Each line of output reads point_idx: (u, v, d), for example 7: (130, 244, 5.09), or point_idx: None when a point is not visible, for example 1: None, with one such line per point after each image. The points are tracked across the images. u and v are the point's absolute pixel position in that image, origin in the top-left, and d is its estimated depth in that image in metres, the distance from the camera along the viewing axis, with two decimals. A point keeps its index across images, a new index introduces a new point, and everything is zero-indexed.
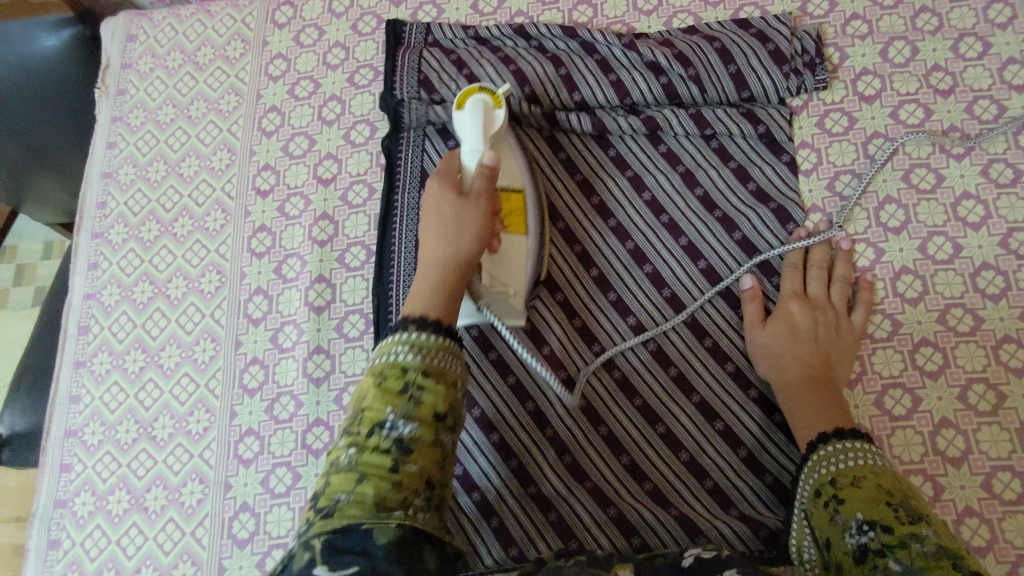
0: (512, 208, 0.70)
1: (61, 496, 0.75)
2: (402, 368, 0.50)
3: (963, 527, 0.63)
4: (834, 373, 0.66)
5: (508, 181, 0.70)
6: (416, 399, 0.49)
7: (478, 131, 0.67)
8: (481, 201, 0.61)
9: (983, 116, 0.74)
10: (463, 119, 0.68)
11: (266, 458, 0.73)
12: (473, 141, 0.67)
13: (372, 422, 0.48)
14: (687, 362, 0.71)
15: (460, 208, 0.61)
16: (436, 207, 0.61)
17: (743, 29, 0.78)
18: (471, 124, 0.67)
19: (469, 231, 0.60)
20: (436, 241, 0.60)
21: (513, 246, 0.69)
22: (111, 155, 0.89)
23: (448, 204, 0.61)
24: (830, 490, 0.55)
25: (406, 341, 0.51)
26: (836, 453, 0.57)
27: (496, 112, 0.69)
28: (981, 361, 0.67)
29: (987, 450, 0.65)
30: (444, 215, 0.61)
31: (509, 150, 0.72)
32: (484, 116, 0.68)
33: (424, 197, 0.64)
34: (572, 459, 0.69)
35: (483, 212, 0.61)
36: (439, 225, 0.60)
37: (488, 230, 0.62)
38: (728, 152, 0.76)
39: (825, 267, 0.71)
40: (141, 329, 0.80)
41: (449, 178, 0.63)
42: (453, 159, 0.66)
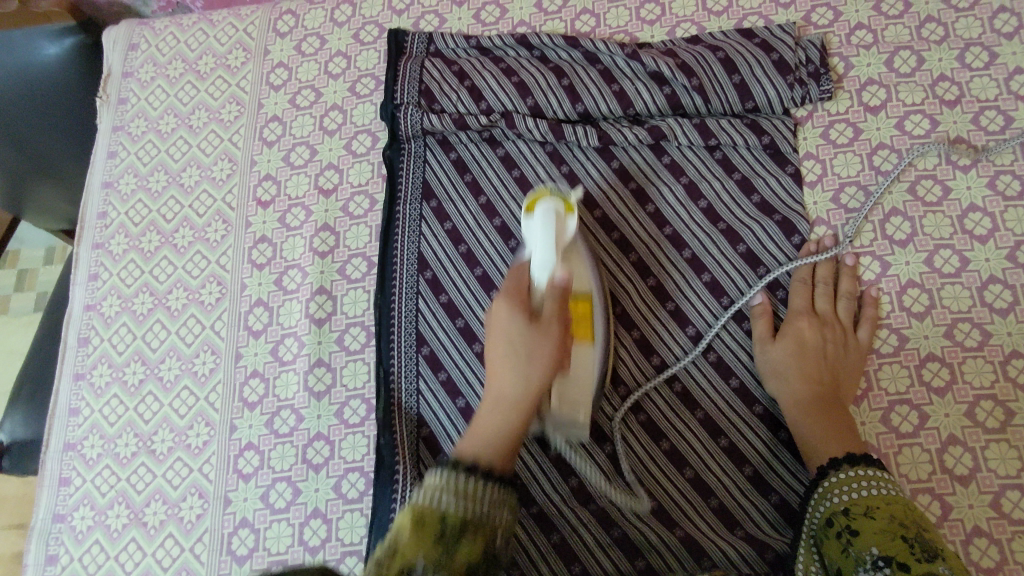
0: (582, 315, 0.63)
1: (59, 510, 0.75)
2: (443, 514, 0.46)
3: (972, 547, 0.62)
4: (841, 392, 0.66)
5: (580, 284, 0.64)
6: (450, 550, 0.45)
7: (549, 241, 0.60)
8: (555, 329, 0.57)
9: (989, 127, 0.73)
10: (532, 227, 0.62)
11: (267, 472, 0.72)
12: (545, 251, 0.60)
13: (404, 561, 0.43)
14: (691, 377, 0.70)
15: (533, 336, 0.57)
16: (506, 331, 0.57)
17: (746, 38, 0.77)
18: (543, 234, 0.61)
19: (540, 367, 0.56)
20: (506, 376, 0.56)
21: (582, 359, 0.63)
22: (112, 165, 0.88)
23: (517, 329, 0.57)
24: (842, 520, 0.54)
25: (447, 487, 0.48)
26: (849, 482, 0.56)
27: (567, 220, 0.64)
28: (988, 377, 0.66)
29: (996, 467, 0.64)
30: (514, 342, 0.57)
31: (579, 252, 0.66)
32: (556, 224, 0.62)
33: (492, 310, 0.59)
34: (577, 480, 0.68)
35: (556, 342, 0.57)
36: (508, 355, 0.57)
37: (558, 358, 0.57)
38: (732, 162, 0.75)
39: (830, 282, 0.70)
40: (141, 341, 0.80)
41: (519, 298, 0.58)
42: (523, 274, 0.61)
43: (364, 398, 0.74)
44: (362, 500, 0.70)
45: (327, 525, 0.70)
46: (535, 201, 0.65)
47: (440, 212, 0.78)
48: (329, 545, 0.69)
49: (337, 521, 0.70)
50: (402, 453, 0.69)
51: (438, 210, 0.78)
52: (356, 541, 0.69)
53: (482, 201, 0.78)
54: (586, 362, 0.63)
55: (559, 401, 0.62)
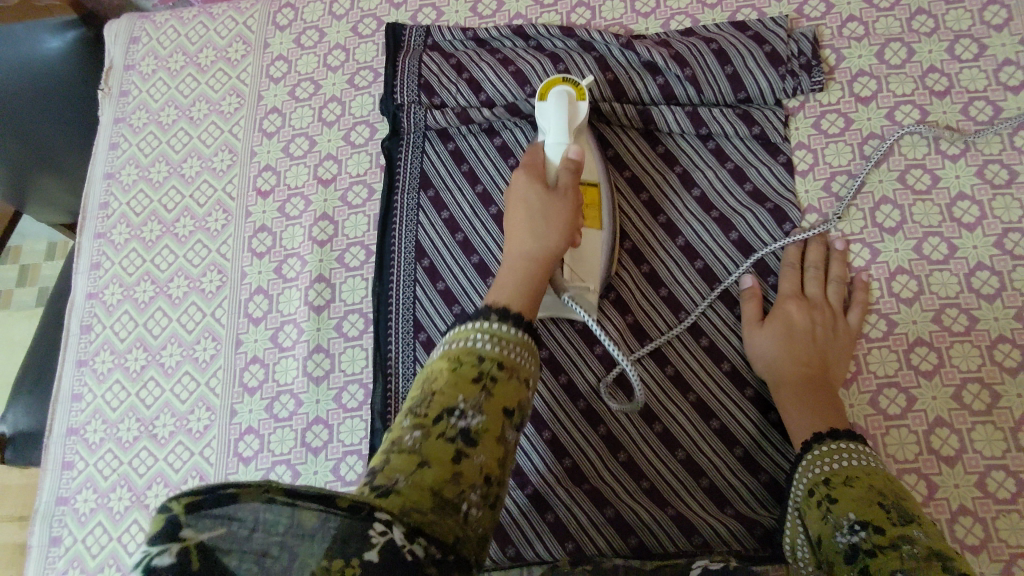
0: (589, 202, 0.69)
1: (63, 493, 0.76)
2: (477, 358, 0.46)
3: (957, 526, 0.63)
4: (829, 374, 0.67)
5: (587, 175, 0.70)
6: (488, 391, 0.45)
7: (563, 120, 0.66)
8: (569, 196, 0.61)
9: (978, 117, 0.74)
10: (547, 109, 0.67)
11: (266, 456, 0.74)
12: (558, 134, 0.66)
13: (442, 406, 0.43)
14: (683, 361, 0.71)
15: (549, 203, 0.60)
16: (523, 199, 0.60)
17: (739, 30, 0.78)
18: (557, 116, 0.66)
19: (558, 227, 0.58)
20: (524, 234, 0.58)
21: (589, 242, 0.67)
22: (114, 156, 0.90)
23: (536, 195, 0.60)
24: (823, 489, 0.56)
25: (483, 332, 0.48)
26: (831, 453, 0.58)
27: (578, 105, 0.68)
28: (975, 360, 0.67)
29: (982, 449, 0.65)
30: (531, 208, 0.59)
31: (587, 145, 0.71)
32: (568, 106, 0.67)
33: (509, 187, 0.63)
34: (571, 462, 0.70)
35: (570, 206, 0.60)
36: (528, 217, 0.59)
37: (573, 225, 0.60)
38: (725, 152, 0.77)
39: (821, 266, 0.72)
40: (143, 328, 0.81)
41: (537, 172, 0.62)
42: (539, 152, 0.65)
43: (362, 383, 0.75)
44: (360, 482, 0.71)
45: None
46: (547, 88, 0.70)
47: (437, 202, 0.79)
48: None
49: None
50: None
51: (436, 200, 0.79)
52: None
53: (478, 190, 0.79)
54: (593, 244, 0.68)
55: (570, 273, 0.65)
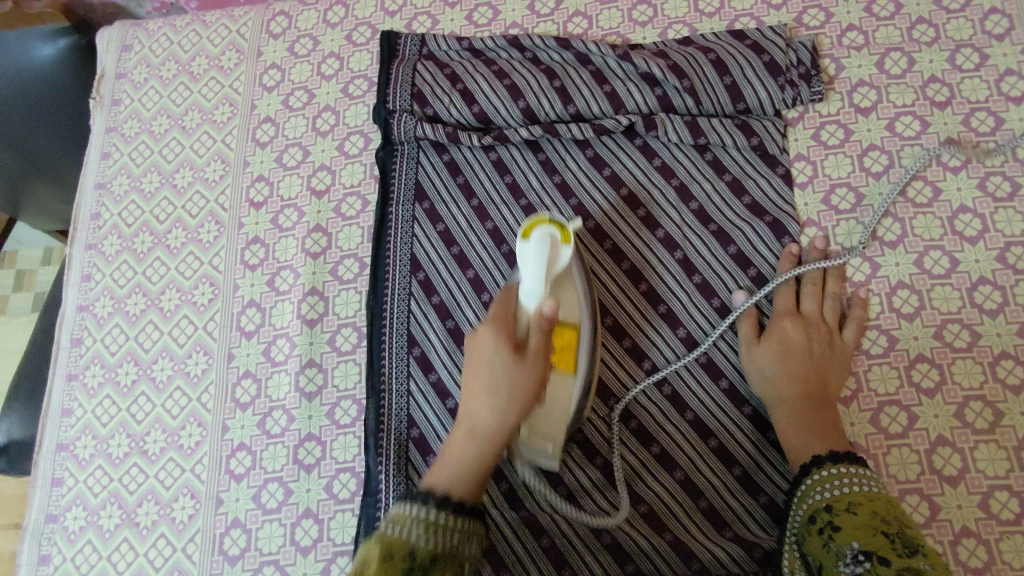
0: (564, 344, 0.62)
1: (52, 510, 0.75)
2: (412, 550, 0.47)
3: (959, 548, 0.62)
4: (827, 391, 0.66)
5: (567, 316, 0.63)
6: None
7: (539, 270, 0.60)
8: (539, 363, 0.55)
9: (980, 128, 0.73)
10: (526, 253, 0.62)
11: (258, 473, 0.73)
12: (535, 281, 0.60)
13: None
14: (680, 381, 0.70)
15: (513, 372, 0.55)
16: (487, 361, 0.55)
17: (737, 39, 0.77)
18: (534, 265, 0.61)
19: (516, 407, 0.54)
20: (479, 407, 0.55)
21: (559, 391, 0.62)
22: (105, 166, 0.89)
23: (500, 359, 0.55)
24: (825, 517, 0.55)
25: (419, 519, 0.49)
26: (832, 478, 0.57)
27: (561, 249, 0.63)
28: (978, 377, 0.66)
29: (984, 468, 0.64)
30: (494, 374, 0.55)
31: (571, 283, 0.65)
32: (550, 252, 0.61)
33: (475, 336, 0.58)
34: (568, 491, 0.69)
35: (535, 379, 0.55)
36: (488, 387, 0.55)
37: (534, 399, 0.56)
38: (723, 164, 0.76)
39: (818, 281, 0.70)
40: (134, 342, 0.80)
41: (504, 329, 0.57)
42: (508, 305, 0.60)
43: (354, 399, 0.74)
44: (354, 501, 0.70)
45: (318, 525, 0.70)
46: (531, 227, 0.64)
47: (432, 214, 0.78)
48: (320, 545, 0.70)
49: (328, 521, 0.70)
50: (385, 454, 0.70)
51: (431, 213, 0.78)
52: (347, 541, 0.69)
53: (474, 204, 0.78)
54: (563, 392, 0.62)
55: (529, 432, 0.62)
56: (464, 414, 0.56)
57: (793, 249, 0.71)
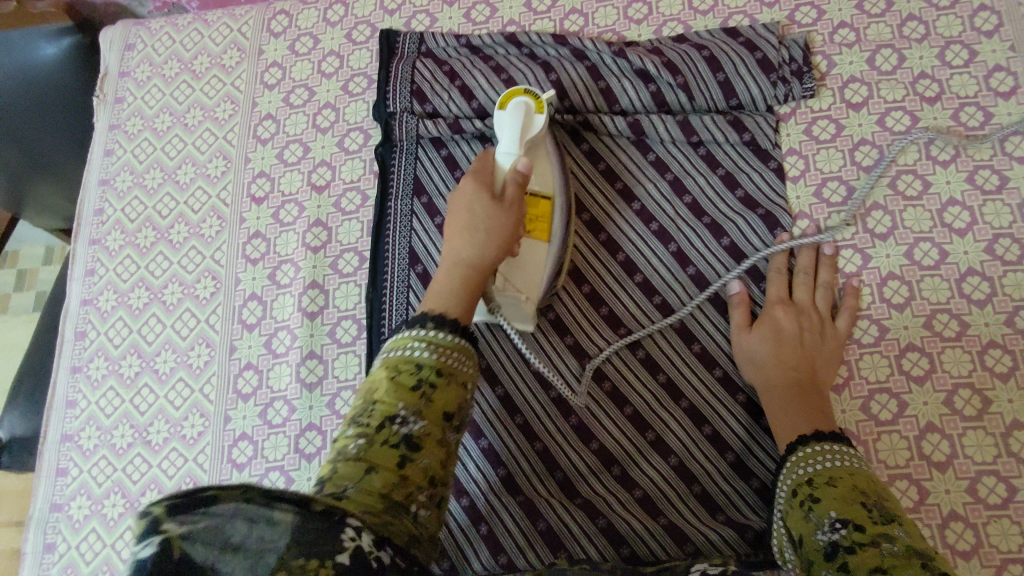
0: (539, 213, 0.69)
1: (57, 500, 0.76)
2: (417, 365, 0.52)
3: (948, 532, 0.63)
4: (818, 379, 0.67)
5: (540, 185, 0.70)
6: (428, 397, 0.51)
7: (516, 132, 0.67)
8: (512, 212, 0.64)
9: (969, 123, 0.75)
10: (502, 119, 0.68)
11: (260, 462, 0.74)
12: (510, 142, 0.67)
13: (382, 415, 0.49)
14: (675, 369, 0.71)
15: (491, 215, 0.63)
16: (467, 208, 0.64)
17: (731, 37, 0.79)
18: (510, 127, 0.67)
19: (495, 242, 0.62)
20: (459, 243, 0.62)
21: (533, 252, 0.69)
22: (108, 163, 0.90)
23: (479, 206, 0.63)
24: (806, 489, 0.57)
25: (422, 340, 0.54)
26: (814, 455, 0.59)
27: (537, 116, 0.69)
28: (966, 366, 0.68)
29: (972, 454, 0.65)
30: (475, 218, 0.63)
31: (545, 154, 0.72)
32: (524, 120, 0.68)
33: (457, 193, 0.66)
34: (564, 476, 0.70)
35: (508, 222, 0.63)
36: (469, 226, 0.63)
37: (510, 241, 0.63)
38: (716, 158, 0.77)
39: (810, 272, 0.72)
40: (137, 335, 0.81)
41: (483, 183, 0.65)
42: (488, 162, 0.67)
43: (354, 389, 0.75)
44: None
45: None
46: (509, 97, 0.71)
47: (431, 209, 0.79)
48: None
49: None
50: None
51: (429, 207, 0.79)
52: None
53: None
54: (536, 254, 0.69)
55: (503, 283, 0.67)
56: (447, 251, 0.63)
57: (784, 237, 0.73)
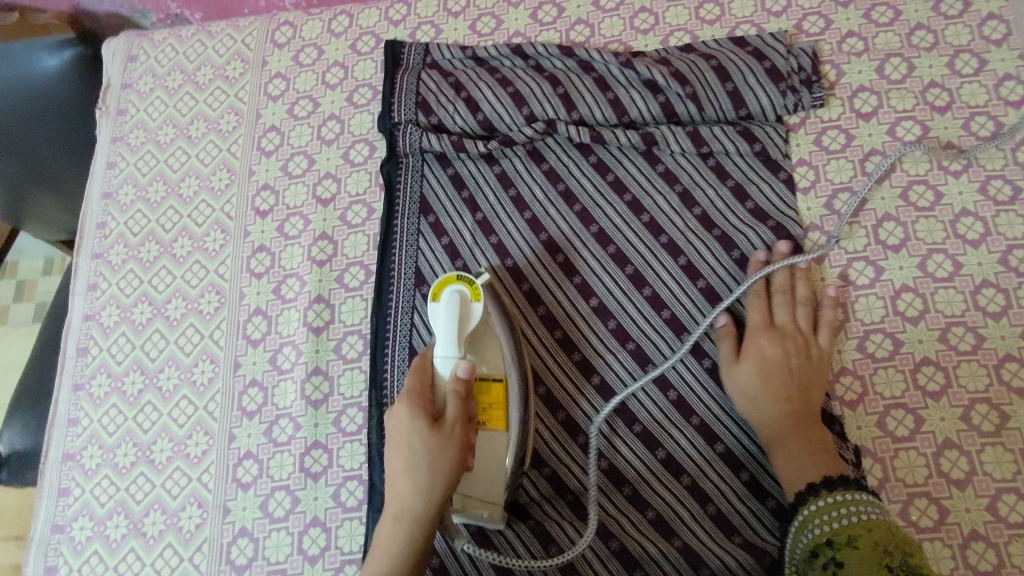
0: (490, 404, 0.66)
1: (58, 521, 0.75)
2: None
3: (969, 551, 0.62)
4: (812, 403, 0.66)
5: (489, 371, 0.67)
6: None
7: (451, 333, 0.66)
8: (455, 430, 0.62)
9: (979, 132, 0.74)
10: (438, 313, 0.67)
11: (265, 482, 0.73)
12: (446, 343, 0.66)
13: None
14: (686, 386, 0.70)
15: (432, 445, 0.61)
16: (407, 437, 0.62)
17: (738, 46, 0.78)
18: (445, 326, 0.66)
19: (440, 475, 0.60)
20: (402, 485, 0.60)
21: (492, 449, 0.66)
22: (111, 176, 0.89)
23: (418, 433, 0.61)
24: (827, 551, 0.55)
25: None
26: (829, 509, 0.58)
27: (473, 305, 0.67)
28: (983, 380, 0.67)
29: (991, 471, 0.64)
30: (415, 451, 0.61)
31: (494, 338, 0.69)
32: (458, 311, 0.66)
33: (397, 412, 0.64)
34: (574, 497, 0.69)
35: (454, 444, 0.61)
36: (410, 462, 0.61)
37: (458, 463, 0.61)
38: (725, 169, 0.76)
39: (789, 291, 0.71)
40: (140, 351, 0.80)
41: (421, 400, 0.63)
42: (426, 371, 0.65)
43: (361, 406, 0.74)
44: (361, 509, 0.70)
45: (326, 534, 0.70)
46: (441, 288, 0.69)
47: (437, 227, 0.78)
48: (328, 553, 0.69)
49: (336, 529, 0.70)
50: None
51: (436, 226, 0.79)
52: (355, 550, 0.69)
53: (478, 218, 0.78)
54: (497, 451, 0.66)
55: (464, 499, 0.65)
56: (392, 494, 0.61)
57: (783, 248, 0.72)
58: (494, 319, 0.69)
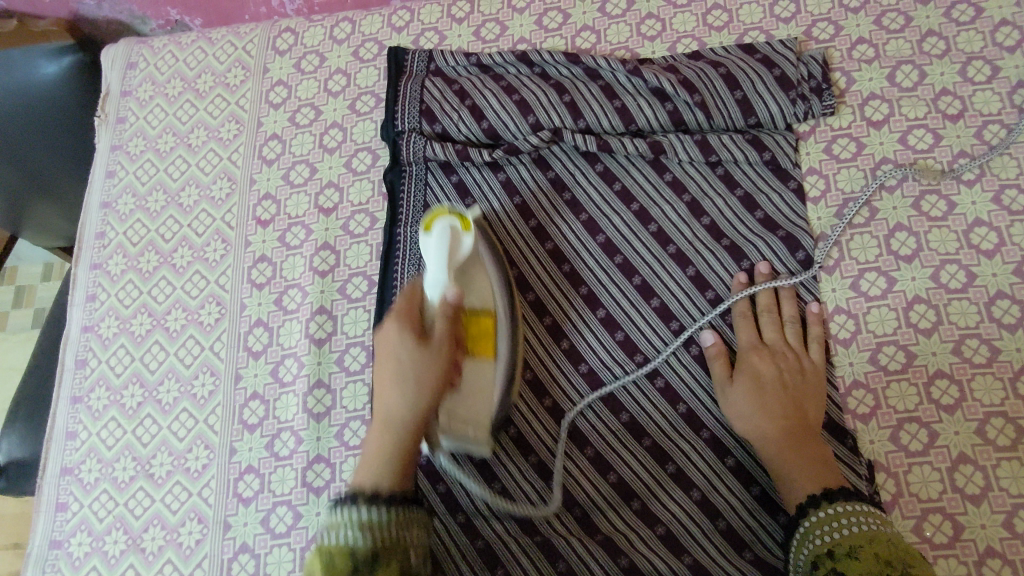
0: (480, 332, 0.66)
1: (56, 536, 0.74)
2: (349, 551, 0.50)
3: (985, 568, 0.61)
4: (810, 420, 0.65)
5: (478, 302, 0.67)
6: None
7: (442, 259, 0.64)
8: (442, 348, 0.60)
9: (992, 141, 0.73)
10: (428, 244, 0.65)
11: (266, 496, 0.71)
12: (438, 270, 0.64)
13: None
14: (695, 398, 0.69)
15: (419, 360, 0.59)
16: (393, 353, 0.59)
17: (747, 54, 0.77)
18: (436, 254, 0.64)
19: (427, 389, 0.58)
20: (389, 397, 0.58)
21: (480, 376, 0.65)
22: (110, 185, 0.88)
23: (405, 349, 0.59)
24: (828, 563, 0.55)
25: (352, 521, 0.52)
26: (829, 521, 0.57)
27: (463, 236, 0.66)
28: (998, 394, 0.65)
29: (1008, 486, 0.63)
30: (401, 364, 0.58)
31: (481, 270, 0.68)
32: (450, 241, 0.65)
33: (382, 333, 0.62)
34: (581, 511, 0.68)
35: (441, 362, 0.59)
36: (396, 375, 0.58)
37: (445, 380, 0.60)
38: (734, 178, 0.75)
39: (773, 309, 0.70)
40: (139, 363, 0.79)
41: (409, 319, 0.60)
42: (415, 293, 0.64)
43: (364, 419, 0.72)
44: None
45: None
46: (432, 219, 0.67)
47: None
48: None
49: None
50: None
51: None
52: None
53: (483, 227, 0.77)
54: (486, 378, 0.65)
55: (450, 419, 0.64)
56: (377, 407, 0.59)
57: (764, 269, 0.71)
58: (483, 252, 0.69)
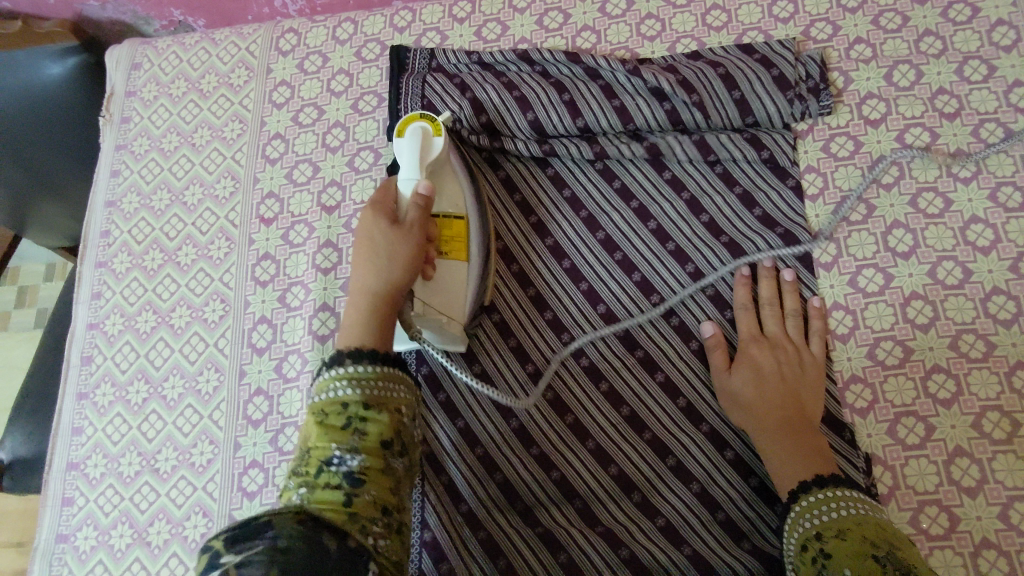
0: (454, 233, 0.69)
1: (63, 530, 0.74)
2: (342, 406, 0.51)
3: (981, 560, 0.62)
4: (808, 411, 0.66)
5: (452, 205, 0.70)
6: (360, 432, 0.51)
7: (414, 159, 0.68)
8: (414, 231, 0.63)
9: (989, 139, 0.74)
10: (400, 147, 0.69)
11: (271, 490, 0.72)
12: (409, 169, 0.68)
13: (318, 461, 0.49)
14: (694, 392, 0.70)
15: (393, 239, 0.62)
16: (369, 238, 0.62)
17: (746, 54, 0.78)
18: (408, 153, 0.68)
19: (400, 261, 0.61)
20: (365, 270, 0.61)
21: (454, 270, 0.68)
22: (114, 184, 0.89)
23: (380, 233, 0.62)
24: (815, 545, 0.55)
25: (341, 378, 0.53)
26: (819, 505, 0.58)
27: (435, 139, 0.70)
28: (994, 388, 0.66)
29: (1003, 479, 0.64)
30: (376, 245, 0.62)
31: (452, 173, 0.72)
32: (421, 143, 0.69)
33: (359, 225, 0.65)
34: (582, 502, 0.69)
35: (415, 242, 0.62)
36: (370, 257, 0.61)
37: (418, 258, 0.62)
38: (733, 176, 0.76)
39: (775, 302, 0.71)
40: (144, 360, 0.80)
41: (383, 210, 0.64)
42: (389, 188, 0.67)
43: None
44: None
45: None
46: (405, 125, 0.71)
47: None
48: None
49: None
50: None
51: None
52: None
53: None
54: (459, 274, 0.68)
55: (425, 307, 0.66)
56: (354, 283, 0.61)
57: (767, 263, 0.72)
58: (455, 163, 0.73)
